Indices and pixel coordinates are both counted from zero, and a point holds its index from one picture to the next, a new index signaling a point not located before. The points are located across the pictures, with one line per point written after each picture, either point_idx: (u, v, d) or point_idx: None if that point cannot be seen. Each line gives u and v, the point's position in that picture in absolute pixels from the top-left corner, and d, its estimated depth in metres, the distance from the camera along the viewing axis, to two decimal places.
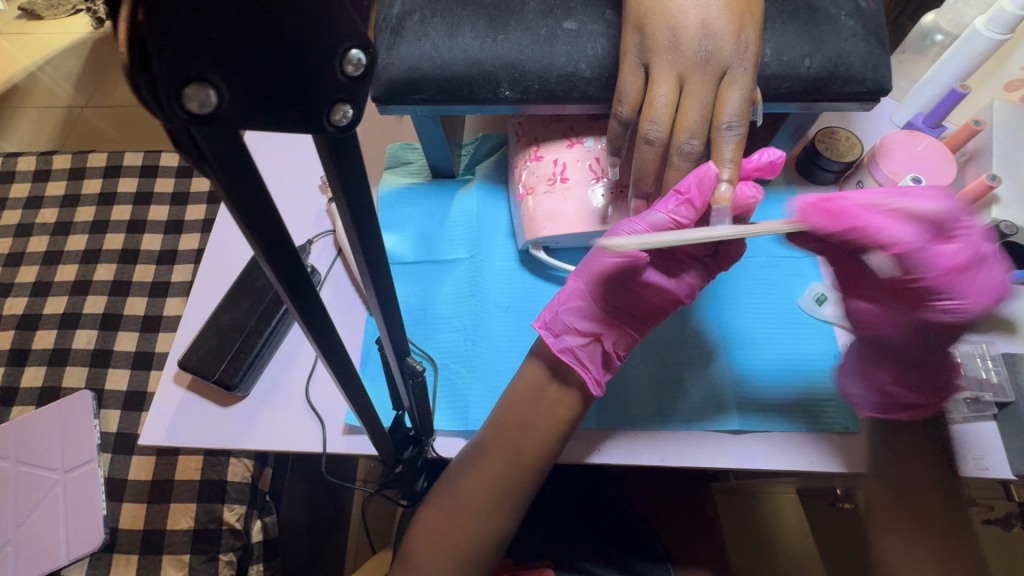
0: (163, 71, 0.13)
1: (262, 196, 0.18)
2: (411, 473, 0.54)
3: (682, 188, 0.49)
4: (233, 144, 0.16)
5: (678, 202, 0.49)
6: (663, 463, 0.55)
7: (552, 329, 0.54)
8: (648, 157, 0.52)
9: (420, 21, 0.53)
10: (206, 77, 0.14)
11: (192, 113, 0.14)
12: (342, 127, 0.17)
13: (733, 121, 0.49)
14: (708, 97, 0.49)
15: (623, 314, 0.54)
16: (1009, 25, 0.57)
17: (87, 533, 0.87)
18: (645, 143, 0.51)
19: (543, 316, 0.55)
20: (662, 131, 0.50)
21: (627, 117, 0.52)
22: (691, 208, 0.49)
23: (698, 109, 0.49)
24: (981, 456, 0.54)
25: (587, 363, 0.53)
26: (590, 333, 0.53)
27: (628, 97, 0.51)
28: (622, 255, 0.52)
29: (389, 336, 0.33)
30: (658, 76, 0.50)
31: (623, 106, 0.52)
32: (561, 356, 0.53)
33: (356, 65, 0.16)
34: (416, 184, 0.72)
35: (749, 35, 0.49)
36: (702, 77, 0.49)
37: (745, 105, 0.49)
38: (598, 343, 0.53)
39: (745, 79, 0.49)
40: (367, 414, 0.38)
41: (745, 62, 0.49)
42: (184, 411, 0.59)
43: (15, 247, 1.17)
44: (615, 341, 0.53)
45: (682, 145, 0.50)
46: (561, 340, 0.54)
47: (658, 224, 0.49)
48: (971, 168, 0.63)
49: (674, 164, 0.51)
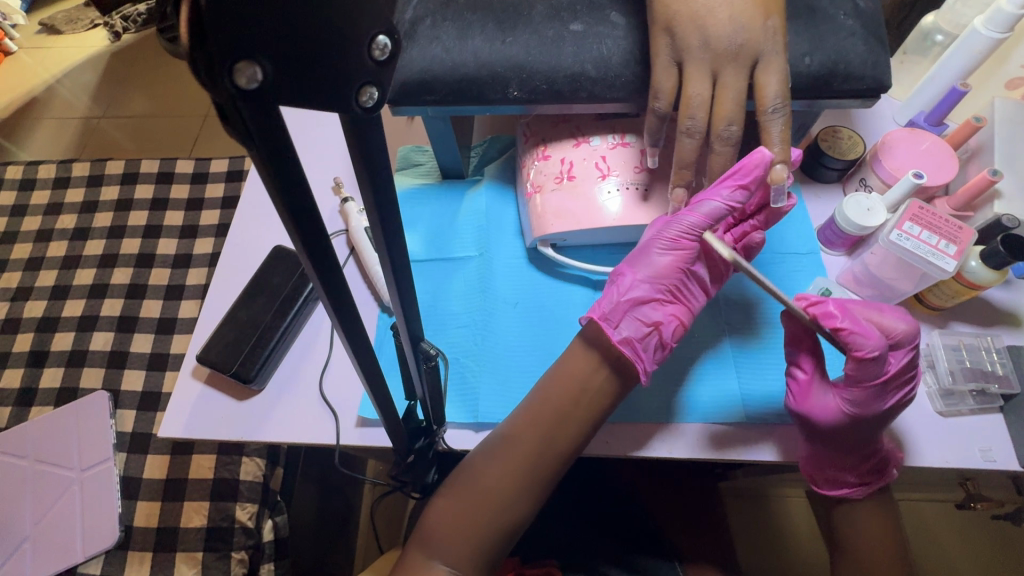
0: (217, 48, 0.15)
1: (297, 176, 0.19)
2: (422, 464, 0.55)
3: (739, 172, 0.53)
4: (273, 120, 0.17)
5: (732, 187, 0.53)
6: (670, 455, 0.56)
7: (610, 319, 0.54)
8: (688, 149, 0.54)
9: (431, 25, 0.55)
10: (252, 54, 0.15)
11: (240, 87, 0.16)
12: (369, 108, 0.19)
13: (776, 104, 0.51)
14: (742, 86, 0.52)
15: (676, 303, 0.56)
16: (1007, 24, 0.58)
17: (103, 531, 0.89)
18: (686, 136, 0.54)
19: (602, 308, 0.55)
20: (700, 123, 0.53)
21: (664, 111, 0.53)
22: (745, 192, 0.53)
23: (732, 101, 0.52)
24: (988, 447, 0.54)
25: (643, 354, 0.53)
26: (648, 322, 0.54)
27: (664, 93, 0.52)
28: (677, 246, 0.55)
29: (404, 321, 0.35)
30: (691, 72, 0.52)
31: (660, 101, 0.53)
32: (620, 348, 0.52)
33: (382, 50, 0.18)
34: (427, 185, 0.74)
35: (774, 23, 0.50)
36: (734, 67, 0.51)
37: (784, 86, 0.51)
38: (656, 333, 0.54)
39: (779, 62, 0.51)
40: (384, 401, 0.39)
41: (776, 48, 0.51)
42: (202, 405, 0.61)
43: (34, 253, 1.20)
44: (671, 330, 0.54)
45: (722, 131, 0.53)
46: (618, 330, 0.54)
47: (714, 210, 0.54)
48: (973, 164, 0.64)
49: (718, 151, 0.54)
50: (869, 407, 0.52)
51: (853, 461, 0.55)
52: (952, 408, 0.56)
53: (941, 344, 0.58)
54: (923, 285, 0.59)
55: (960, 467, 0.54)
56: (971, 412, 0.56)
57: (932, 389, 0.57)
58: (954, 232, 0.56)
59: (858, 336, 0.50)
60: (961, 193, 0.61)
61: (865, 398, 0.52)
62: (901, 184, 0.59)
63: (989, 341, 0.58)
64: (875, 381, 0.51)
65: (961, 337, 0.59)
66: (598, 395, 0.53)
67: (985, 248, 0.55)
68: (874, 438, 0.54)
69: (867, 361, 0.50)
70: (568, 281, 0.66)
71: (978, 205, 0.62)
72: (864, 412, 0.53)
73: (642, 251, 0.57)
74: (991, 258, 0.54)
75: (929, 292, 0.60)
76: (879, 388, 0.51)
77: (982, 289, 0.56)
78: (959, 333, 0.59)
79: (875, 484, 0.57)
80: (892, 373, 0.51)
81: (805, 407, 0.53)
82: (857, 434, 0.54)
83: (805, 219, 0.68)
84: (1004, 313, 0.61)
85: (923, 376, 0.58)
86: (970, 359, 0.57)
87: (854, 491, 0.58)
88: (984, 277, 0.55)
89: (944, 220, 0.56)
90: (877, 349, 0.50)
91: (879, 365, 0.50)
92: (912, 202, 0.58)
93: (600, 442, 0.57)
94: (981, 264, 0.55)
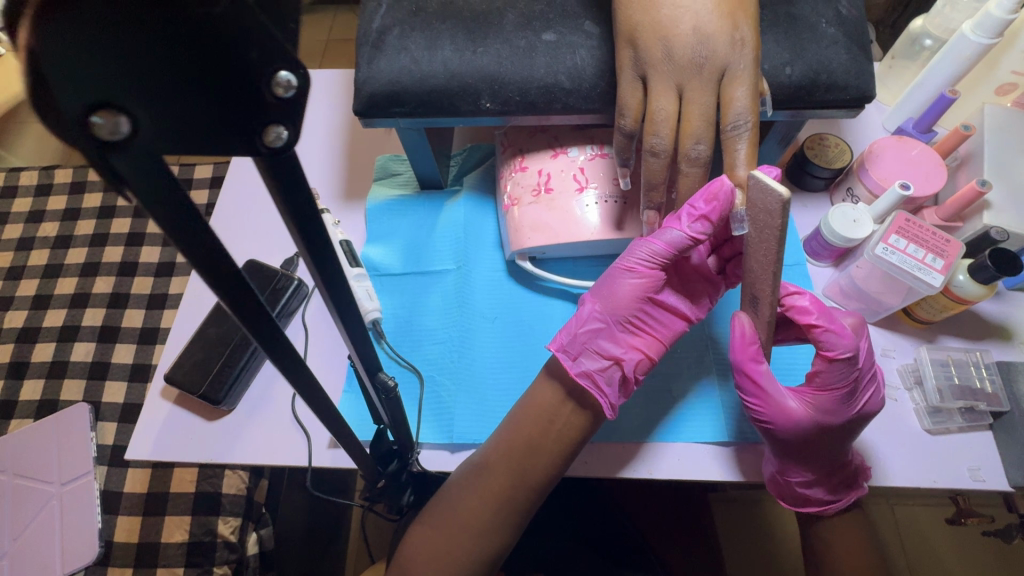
0: (68, 98, 0.13)
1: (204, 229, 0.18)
2: (395, 487, 0.54)
3: (698, 204, 0.50)
4: (158, 169, 0.15)
5: (692, 218, 0.51)
6: (650, 476, 0.54)
7: (569, 352, 0.53)
8: (655, 168, 0.52)
9: (400, 35, 0.53)
10: (113, 101, 0.14)
11: (104, 139, 0.14)
12: (278, 148, 0.18)
13: (739, 120, 0.49)
14: (709, 101, 0.49)
15: (641, 336, 0.54)
16: (996, 29, 0.57)
17: (82, 547, 0.88)
18: (650, 155, 0.51)
19: (560, 339, 0.53)
20: (666, 143, 0.50)
21: (630, 128, 0.51)
22: (706, 225, 0.50)
23: (699, 116, 0.49)
24: (977, 466, 0.53)
25: (604, 387, 0.51)
26: (608, 356, 0.52)
27: (630, 109, 0.51)
28: (639, 275, 0.53)
29: (358, 353, 0.33)
30: (657, 86, 0.49)
31: (626, 118, 0.51)
32: (578, 380, 0.51)
33: (286, 87, 0.16)
34: (405, 195, 0.72)
35: (744, 34, 0.49)
36: (699, 81, 0.49)
37: (752, 101, 0.49)
38: (616, 367, 0.52)
39: (746, 75, 0.48)
40: (344, 434, 0.38)
41: (742, 60, 0.48)
42: (171, 426, 0.59)
43: (16, 261, 1.18)
44: (635, 365, 0.52)
45: (689, 150, 0.50)
46: (578, 363, 0.52)
47: (674, 241, 0.51)
48: (962, 173, 0.62)
49: (685, 171, 0.52)
50: (832, 410, 0.52)
51: (823, 475, 0.55)
52: (939, 426, 0.54)
53: (930, 359, 0.56)
54: (911, 300, 0.57)
55: (949, 487, 0.52)
56: (959, 431, 0.54)
57: (920, 406, 0.55)
58: (942, 245, 0.54)
59: (832, 335, 0.50)
60: (950, 203, 0.59)
61: (828, 404, 0.52)
62: (886, 196, 0.57)
63: (977, 356, 0.57)
64: (843, 385, 0.51)
65: (949, 352, 0.57)
66: (575, 418, 0.52)
67: (973, 261, 0.53)
68: (842, 450, 0.53)
69: (832, 359, 0.50)
70: (548, 296, 0.64)
71: (967, 215, 0.60)
72: (824, 419, 0.52)
73: (605, 280, 0.55)
74: (979, 272, 0.52)
75: (917, 306, 0.59)
76: (845, 393, 0.51)
77: (971, 303, 0.55)
78: (947, 347, 0.57)
79: (844, 499, 0.56)
80: (853, 377, 0.50)
81: (765, 410, 0.52)
82: (824, 437, 0.53)
83: (791, 230, 0.66)
84: (995, 327, 0.60)
85: (912, 392, 0.57)
86: (958, 375, 0.55)
87: (827, 508, 0.57)
88: (973, 291, 0.54)
89: (932, 232, 0.55)
90: (847, 351, 0.49)
91: (844, 369, 0.50)
92: (899, 213, 0.56)
93: (579, 463, 0.56)
94: (969, 279, 0.53)
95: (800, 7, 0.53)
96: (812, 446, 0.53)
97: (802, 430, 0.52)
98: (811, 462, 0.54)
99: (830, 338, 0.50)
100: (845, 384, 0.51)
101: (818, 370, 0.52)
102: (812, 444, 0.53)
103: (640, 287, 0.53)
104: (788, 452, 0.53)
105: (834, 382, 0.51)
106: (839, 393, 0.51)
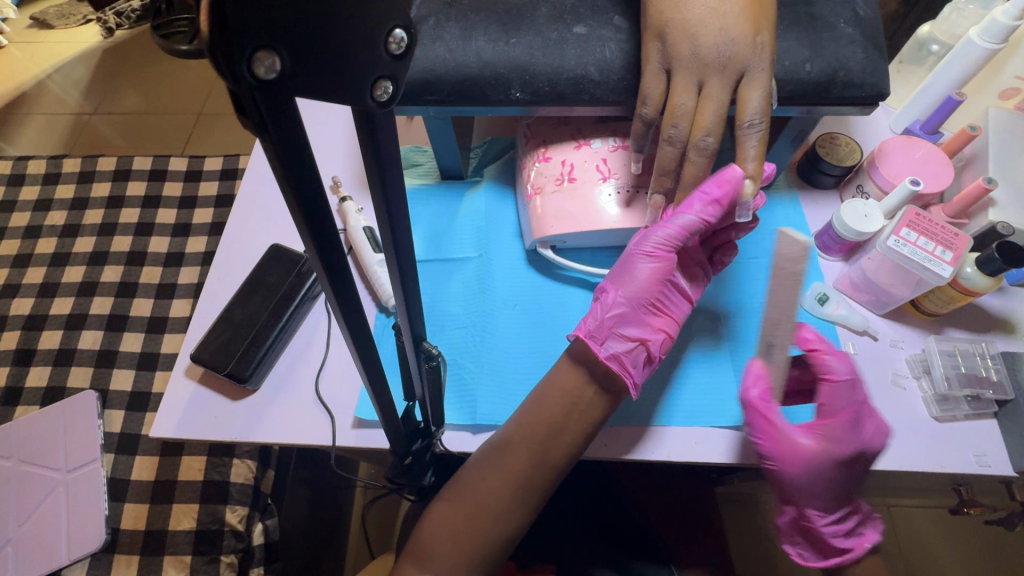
0: (238, 38, 0.14)
1: (314, 178, 0.20)
2: (419, 466, 0.55)
3: (709, 189, 0.54)
4: (289, 109, 0.17)
5: (705, 202, 0.54)
6: (668, 458, 0.55)
7: (596, 336, 0.54)
8: (667, 157, 0.54)
9: (435, 25, 0.55)
10: (272, 43, 0.15)
11: (259, 77, 0.15)
12: (383, 102, 0.19)
13: (755, 119, 0.51)
14: (724, 101, 0.51)
15: (660, 316, 0.56)
16: (1002, 35, 0.59)
17: (89, 534, 0.87)
18: (666, 145, 0.54)
19: (586, 326, 0.55)
20: (684, 132, 0.53)
21: (652, 118, 0.53)
22: (718, 208, 0.54)
23: (713, 111, 0.51)
24: (983, 452, 0.55)
25: (631, 369, 0.53)
26: (634, 338, 0.54)
27: (651, 101, 0.53)
28: (657, 259, 0.55)
29: (408, 320, 0.34)
30: (684, 79, 0.51)
31: (647, 107, 0.53)
32: (608, 364, 0.52)
33: (398, 43, 0.18)
34: (425, 184, 0.74)
35: (762, 41, 0.50)
36: (719, 82, 0.51)
37: (766, 102, 0.51)
38: (642, 348, 0.54)
39: (763, 78, 0.51)
40: (385, 402, 0.39)
41: (760, 67, 0.51)
42: (195, 405, 0.60)
43: (23, 249, 1.18)
44: (659, 344, 0.55)
45: (698, 143, 0.52)
46: (606, 346, 0.54)
47: (688, 225, 0.54)
48: (968, 172, 0.65)
49: (692, 160, 0.54)
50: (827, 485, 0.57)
51: (835, 514, 0.58)
52: (947, 413, 0.56)
53: (938, 349, 0.58)
54: (919, 291, 0.59)
55: (956, 472, 0.54)
56: (965, 418, 0.56)
57: (928, 395, 0.57)
58: (951, 239, 0.56)
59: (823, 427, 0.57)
60: (956, 202, 0.61)
61: (839, 439, 0.55)
62: (897, 192, 0.59)
63: (983, 347, 0.59)
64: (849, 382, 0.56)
65: (956, 343, 0.59)
66: (599, 399, 0.53)
67: (981, 254, 0.56)
68: (847, 485, 0.57)
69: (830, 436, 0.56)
70: (568, 284, 0.66)
71: (972, 213, 0.63)
72: (831, 453, 0.56)
73: (626, 266, 0.57)
74: (986, 265, 0.55)
75: (924, 298, 0.61)
76: (853, 426, 0.54)
77: (977, 295, 0.57)
78: (954, 338, 0.59)
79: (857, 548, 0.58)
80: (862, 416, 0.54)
81: (767, 445, 0.54)
82: (823, 507, 0.58)
83: (802, 224, 0.68)
84: (998, 320, 0.62)
85: (919, 381, 0.59)
86: (965, 365, 0.57)
87: (844, 558, 0.58)
88: (979, 283, 0.56)
89: (941, 226, 0.57)
90: (842, 379, 0.56)
91: (846, 390, 0.56)
92: (910, 208, 0.58)
93: (599, 445, 0.57)
94: (976, 271, 0.56)
95: (819, 7, 0.55)
96: (823, 504, 0.58)
97: (811, 463, 0.56)
98: (821, 545, 0.59)
99: (834, 361, 0.56)
100: (850, 407, 0.55)
101: (824, 398, 0.58)
102: (820, 473, 0.57)
103: (659, 270, 0.55)
104: (796, 490, 0.58)
105: (838, 424, 0.56)
106: (846, 420, 0.55)
